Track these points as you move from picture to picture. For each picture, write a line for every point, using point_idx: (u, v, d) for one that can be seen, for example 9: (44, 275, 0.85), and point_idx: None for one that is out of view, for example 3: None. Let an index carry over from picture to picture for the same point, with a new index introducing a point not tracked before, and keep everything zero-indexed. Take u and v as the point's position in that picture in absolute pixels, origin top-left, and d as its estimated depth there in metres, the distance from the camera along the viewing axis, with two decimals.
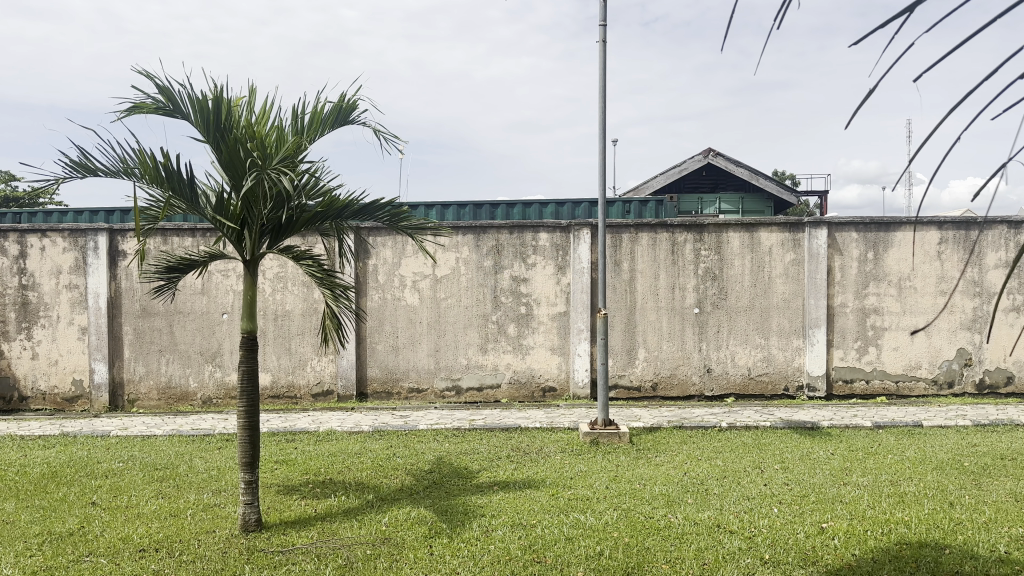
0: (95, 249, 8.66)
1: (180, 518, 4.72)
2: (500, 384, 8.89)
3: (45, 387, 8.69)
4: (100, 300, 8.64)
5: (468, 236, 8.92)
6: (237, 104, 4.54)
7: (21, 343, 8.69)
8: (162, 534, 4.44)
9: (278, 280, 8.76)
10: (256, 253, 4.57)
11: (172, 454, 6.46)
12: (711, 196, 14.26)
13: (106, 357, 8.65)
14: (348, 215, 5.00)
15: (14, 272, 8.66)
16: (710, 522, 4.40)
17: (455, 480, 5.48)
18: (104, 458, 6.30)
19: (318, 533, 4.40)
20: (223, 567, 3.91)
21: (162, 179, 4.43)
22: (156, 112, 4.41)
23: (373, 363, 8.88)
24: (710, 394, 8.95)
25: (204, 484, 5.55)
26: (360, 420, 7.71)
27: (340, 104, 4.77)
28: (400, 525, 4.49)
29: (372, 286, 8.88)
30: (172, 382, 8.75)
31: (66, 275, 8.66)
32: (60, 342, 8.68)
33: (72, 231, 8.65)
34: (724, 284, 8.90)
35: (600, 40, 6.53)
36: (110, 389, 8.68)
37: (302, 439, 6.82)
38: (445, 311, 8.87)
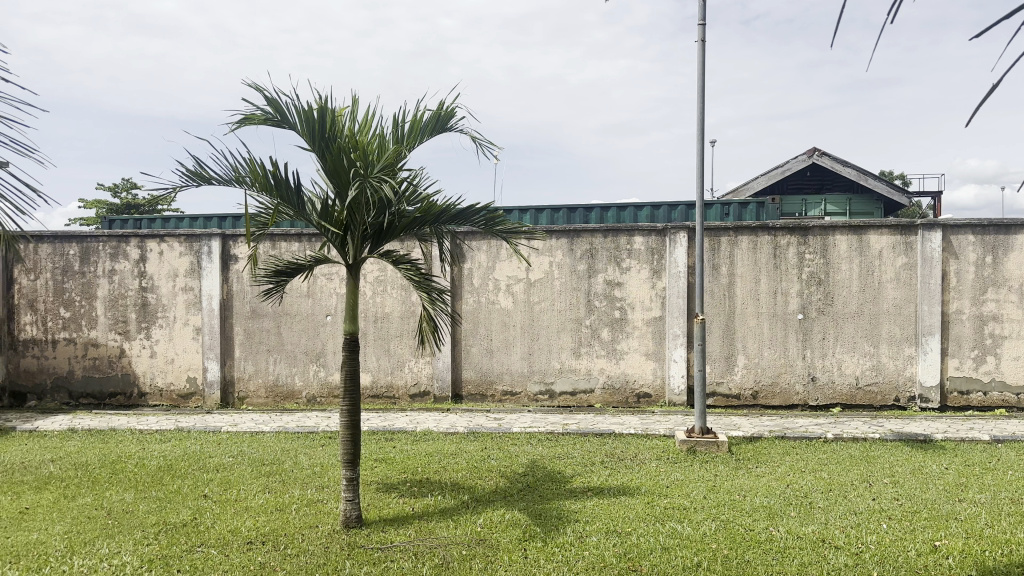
0: (210, 253, 9.16)
1: (286, 513, 4.92)
2: (594, 389, 8.83)
3: (163, 384, 9.25)
4: (213, 301, 9.13)
5: (562, 239, 8.91)
6: (341, 113, 4.70)
7: (141, 342, 9.26)
8: (268, 527, 4.64)
9: (379, 283, 9.01)
10: (358, 258, 4.73)
11: (278, 449, 6.75)
12: (816, 198, 13.69)
13: (218, 356, 9.13)
14: (445, 220, 5.10)
15: (135, 275, 9.25)
16: (814, 536, 4.22)
17: (549, 483, 5.49)
18: (216, 452, 6.65)
19: (415, 531, 4.50)
20: (325, 562, 4.05)
21: (271, 186, 4.63)
22: (265, 122, 4.62)
23: (468, 365, 9.00)
24: (814, 404, 8.59)
25: (308, 479, 5.77)
26: (456, 421, 7.83)
27: (438, 111, 4.87)
28: (495, 527, 4.53)
29: (467, 290, 9.00)
30: (279, 380, 9.14)
31: (183, 278, 9.19)
32: (177, 342, 9.22)
33: (189, 236, 9.19)
34: (830, 289, 8.54)
35: (699, 42, 6.40)
36: (222, 387, 9.16)
37: (400, 438, 6.99)
38: (539, 315, 8.89)
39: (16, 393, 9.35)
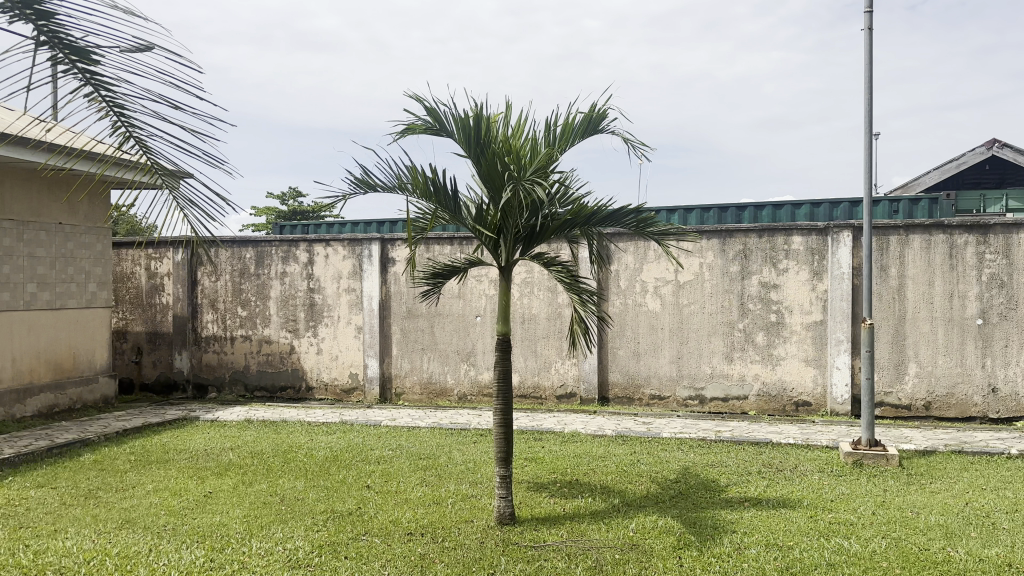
0: (370, 256, 9.67)
1: (442, 506, 5.10)
2: (747, 395, 8.51)
3: (327, 379, 9.86)
4: (373, 301, 9.63)
5: (713, 240, 8.65)
6: (496, 119, 4.82)
7: (309, 339, 9.92)
8: (427, 519, 4.83)
9: (526, 285, 9.14)
10: (510, 260, 4.85)
11: (434, 445, 7.01)
12: (996, 193, 12.47)
13: (377, 354, 9.62)
14: (596, 222, 5.10)
15: (304, 277, 9.92)
16: (1002, 561, 3.85)
17: (702, 491, 5.35)
18: (377, 445, 7.02)
19: (568, 532, 4.53)
20: (481, 556, 4.16)
21: (430, 192, 4.83)
22: (426, 131, 4.82)
23: (615, 368, 8.94)
24: (997, 418, 7.84)
25: (462, 474, 5.96)
26: (604, 424, 7.80)
27: (590, 113, 4.87)
28: (647, 533, 4.47)
29: (615, 292, 8.94)
30: (432, 378, 9.50)
31: (345, 279, 9.76)
32: (339, 340, 9.80)
33: (351, 240, 9.73)
34: (1016, 293, 7.76)
35: (864, 29, 6.03)
36: (380, 383, 9.64)
37: (549, 438, 7.06)
38: (688, 318, 8.69)
39: (201, 385, 10.29)
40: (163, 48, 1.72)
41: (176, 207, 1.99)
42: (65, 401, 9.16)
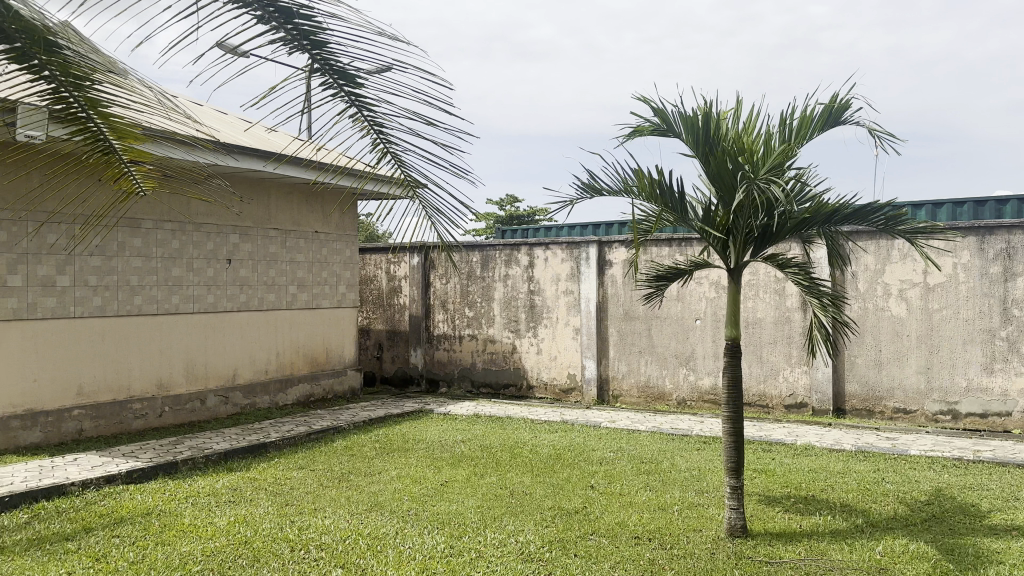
0: (588, 259, 9.77)
1: (669, 512, 5.02)
2: (1013, 413, 7.50)
3: (547, 378, 10.12)
4: (591, 304, 9.72)
5: (969, 237, 7.72)
6: (725, 116, 4.66)
7: (529, 339, 10.24)
8: (654, 524, 4.78)
9: (750, 288, 8.76)
10: (740, 262, 4.67)
11: (656, 449, 6.93)
12: None
13: (595, 355, 9.70)
14: (837, 221, 4.74)
15: (525, 280, 10.26)
16: None
17: (963, 517, 4.78)
18: (598, 446, 7.09)
19: (806, 550, 4.25)
20: (713, 567, 4.04)
21: (657, 195, 4.78)
22: (652, 133, 4.78)
23: (850, 377, 8.28)
24: None
25: (688, 481, 5.83)
26: (839, 437, 7.25)
27: (830, 104, 4.55)
28: (899, 558, 4.08)
29: (850, 295, 8.29)
30: (651, 381, 9.40)
31: (564, 282, 9.96)
32: (559, 341, 10.02)
33: (570, 243, 9.91)
34: None
35: None
36: (599, 384, 9.72)
37: (778, 450, 6.69)
38: (938, 324, 7.82)
39: (432, 380, 11.02)
40: (414, 69, 1.70)
41: (426, 217, 2.20)
42: (320, 391, 10.25)
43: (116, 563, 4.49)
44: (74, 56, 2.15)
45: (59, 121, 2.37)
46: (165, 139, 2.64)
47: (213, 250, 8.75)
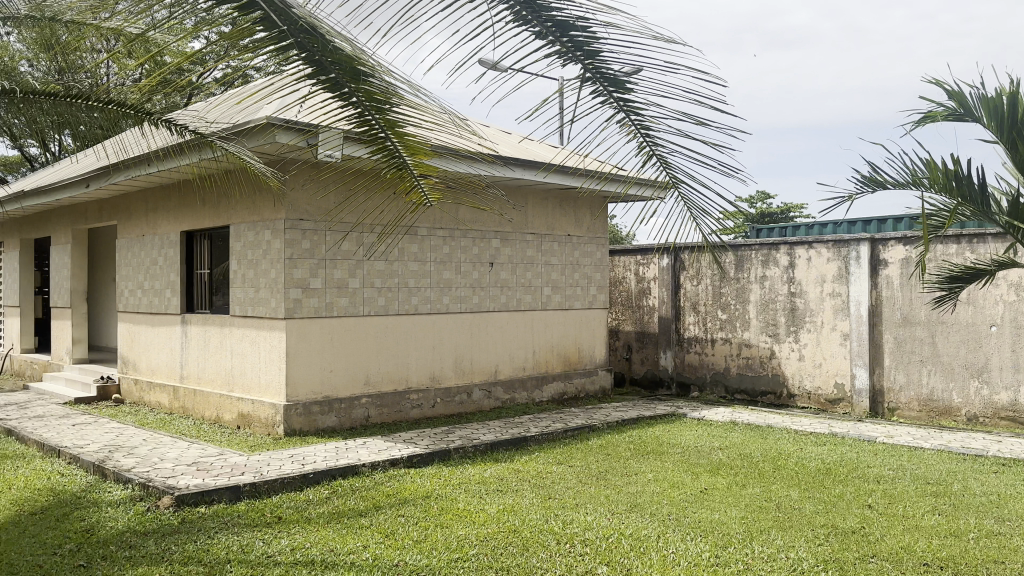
0: (858, 258, 8.99)
1: (965, 541, 4.48)
2: None
3: (810, 387, 9.49)
4: (861, 307, 8.93)
5: None
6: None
7: (790, 344, 9.68)
8: (950, 554, 4.30)
9: None
10: None
11: (945, 470, 6.18)
12: None
13: (866, 363, 8.90)
14: None
15: (785, 281, 9.71)
16: None
17: None
18: (875, 462, 6.50)
19: None
20: None
21: (952, 186, 4.45)
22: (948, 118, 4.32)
23: None
24: None
25: (988, 509, 5.13)
26: None
27: None
28: None
29: None
30: (935, 395, 8.42)
31: (830, 283, 9.25)
32: (823, 346, 9.34)
33: (836, 242, 9.18)
34: None
35: None
36: (870, 395, 8.90)
37: None
38: None
39: (684, 384, 10.83)
40: (690, 70, 1.80)
41: (692, 220, 2.22)
42: (574, 389, 10.54)
43: (403, 541, 4.97)
44: (378, 83, 2.42)
45: (363, 141, 2.68)
46: (450, 153, 2.87)
47: (477, 254, 9.37)
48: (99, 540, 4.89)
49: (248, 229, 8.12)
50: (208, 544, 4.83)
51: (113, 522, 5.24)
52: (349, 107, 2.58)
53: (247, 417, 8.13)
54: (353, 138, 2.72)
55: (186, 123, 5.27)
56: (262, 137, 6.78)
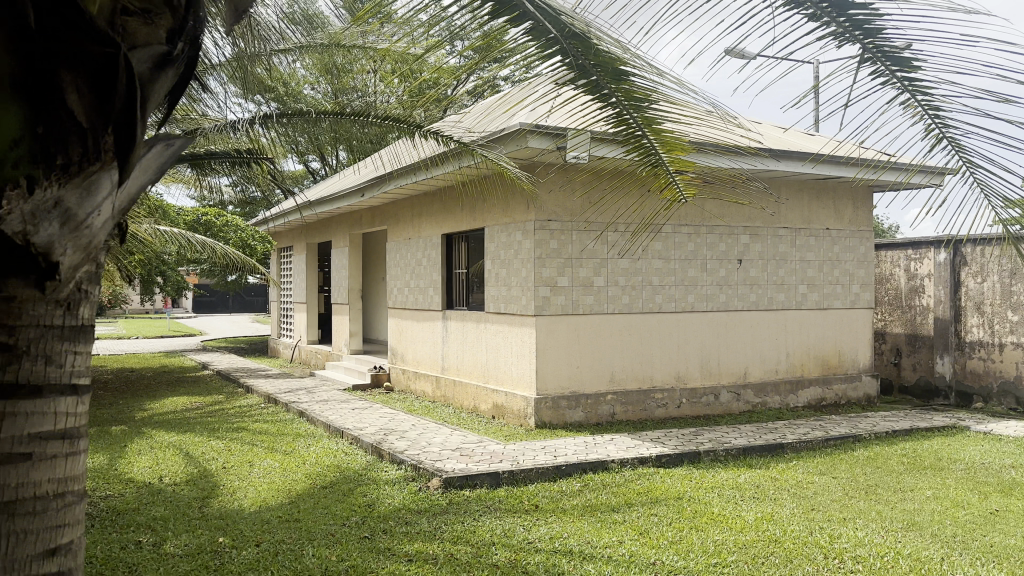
0: None
1: None
2: None
3: None
4: None
5: None
6: None
7: None
8: None
9: None
10: None
11: None
12: None
13: None
14: None
15: None
16: None
17: None
18: None
19: None
20: None
21: None
22: None
23: None
24: None
25: None
26: None
27: None
28: None
29: None
30: None
31: None
32: None
33: None
34: None
35: None
36: None
37: None
38: None
39: (966, 394, 9.59)
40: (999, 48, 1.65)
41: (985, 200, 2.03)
42: (832, 396, 9.79)
43: (658, 540, 4.94)
44: (637, 81, 2.38)
45: (619, 142, 2.65)
46: (711, 146, 2.73)
47: (725, 251, 9.04)
48: (381, 514, 5.45)
49: (501, 230, 8.57)
50: (473, 526, 5.17)
51: (391, 498, 5.83)
52: (607, 108, 2.56)
53: (501, 408, 8.57)
54: (609, 139, 2.70)
55: (447, 132, 5.68)
56: (515, 142, 7.13)
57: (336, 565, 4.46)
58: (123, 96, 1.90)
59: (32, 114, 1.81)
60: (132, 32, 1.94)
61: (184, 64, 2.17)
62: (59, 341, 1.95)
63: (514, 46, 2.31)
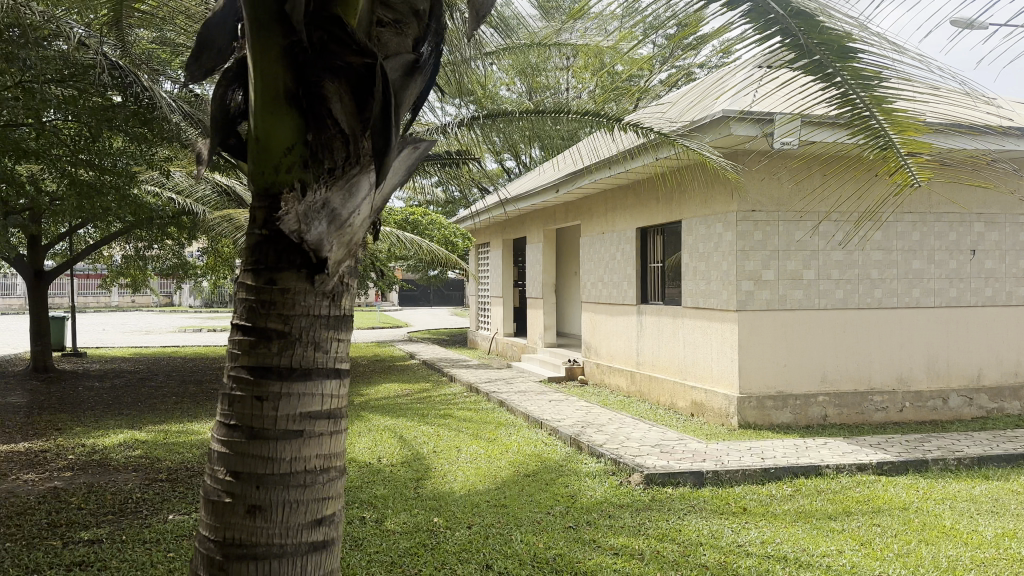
0: None
1: None
2: None
3: None
4: None
5: None
6: None
7: None
8: None
9: None
10: None
11: None
12: None
13: None
14: None
15: None
16: None
17: None
18: None
19: None
20: None
21: None
22: None
23: None
24: None
25: None
26: None
27: None
28: None
29: None
30: None
31: None
32: None
33: None
34: None
35: None
36: None
37: None
38: None
39: None
40: None
41: None
42: None
43: (884, 552, 4.55)
44: (867, 61, 2.14)
45: (842, 124, 2.32)
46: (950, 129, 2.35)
47: (956, 241, 8.14)
48: (585, 506, 5.48)
49: (700, 223, 8.30)
50: (679, 525, 5.05)
51: (592, 491, 5.86)
52: (830, 89, 2.26)
53: (701, 406, 8.32)
54: (829, 123, 2.38)
55: (650, 123, 5.58)
56: (719, 130, 6.85)
57: (544, 552, 4.56)
58: (379, 102, 2.08)
59: (303, 123, 2.06)
60: (385, 44, 2.23)
61: (427, 72, 2.36)
62: (325, 329, 2.13)
63: (728, 36, 2.19)
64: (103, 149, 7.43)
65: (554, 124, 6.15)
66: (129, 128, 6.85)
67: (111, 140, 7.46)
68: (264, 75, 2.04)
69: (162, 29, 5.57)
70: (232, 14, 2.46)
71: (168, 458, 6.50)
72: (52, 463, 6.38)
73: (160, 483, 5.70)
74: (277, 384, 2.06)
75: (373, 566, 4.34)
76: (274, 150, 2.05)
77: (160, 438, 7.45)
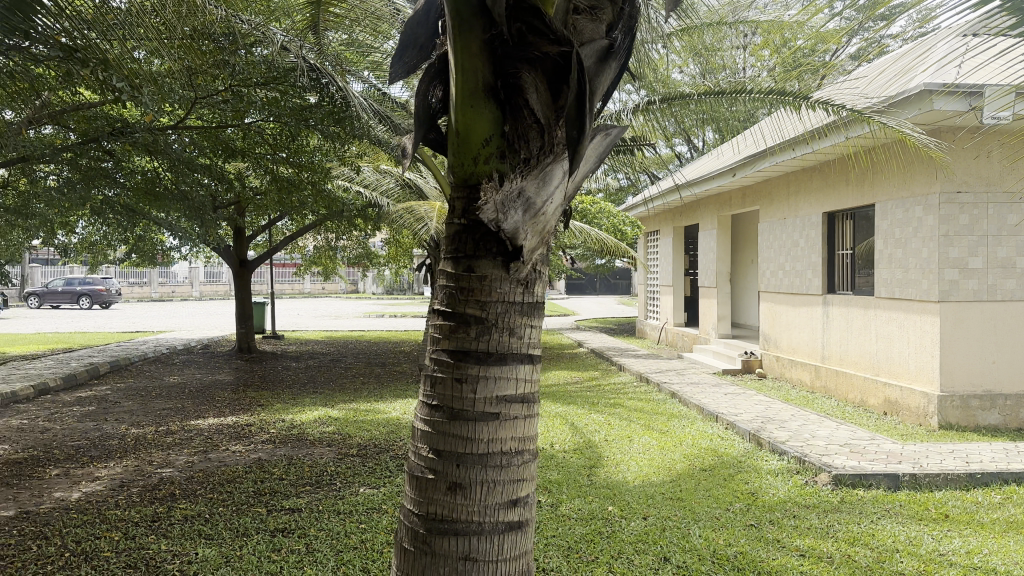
0: None
1: None
2: None
3: None
4: None
5: None
6: None
7: None
8: None
9: None
10: None
11: None
12: None
13: None
14: None
15: None
16: None
17: None
18: None
19: None
20: None
21: None
22: None
23: None
24: None
25: None
26: None
27: None
28: None
29: None
30: None
31: None
32: None
33: None
34: None
35: None
36: None
37: None
38: None
39: None
40: None
41: None
42: None
43: None
44: None
45: None
46: None
47: None
48: (767, 504, 5.24)
49: (896, 205, 7.63)
50: (872, 529, 4.70)
51: (774, 489, 5.59)
52: None
53: (895, 404, 7.68)
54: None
55: (840, 98, 5.20)
56: (917, 105, 6.25)
57: (724, 549, 4.41)
58: (574, 91, 2.12)
59: (502, 115, 2.14)
60: (580, 31, 2.23)
61: (620, 57, 2.36)
62: (520, 315, 2.18)
63: (927, 11, 1.98)
64: (301, 147, 8.12)
65: (730, 105, 5.91)
66: (323, 126, 7.49)
67: (307, 139, 8.11)
68: (466, 71, 2.13)
69: (352, 34, 5.94)
70: (432, 12, 2.58)
71: (357, 435, 6.98)
72: (259, 436, 7.05)
73: (351, 457, 6.14)
74: (475, 367, 2.14)
75: (549, 550, 4.41)
76: (474, 142, 2.15)
77: (350, 416, 8.01)
